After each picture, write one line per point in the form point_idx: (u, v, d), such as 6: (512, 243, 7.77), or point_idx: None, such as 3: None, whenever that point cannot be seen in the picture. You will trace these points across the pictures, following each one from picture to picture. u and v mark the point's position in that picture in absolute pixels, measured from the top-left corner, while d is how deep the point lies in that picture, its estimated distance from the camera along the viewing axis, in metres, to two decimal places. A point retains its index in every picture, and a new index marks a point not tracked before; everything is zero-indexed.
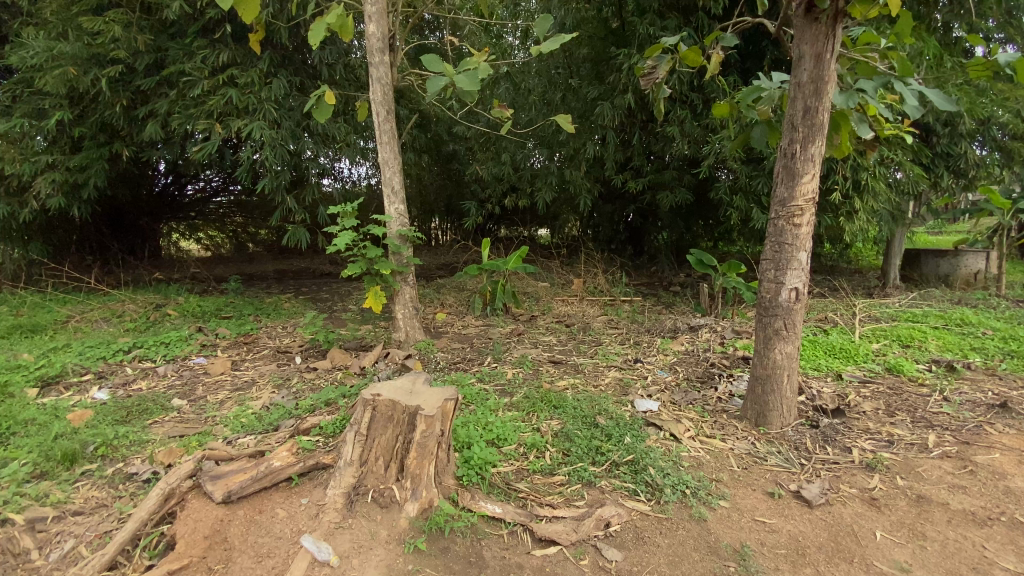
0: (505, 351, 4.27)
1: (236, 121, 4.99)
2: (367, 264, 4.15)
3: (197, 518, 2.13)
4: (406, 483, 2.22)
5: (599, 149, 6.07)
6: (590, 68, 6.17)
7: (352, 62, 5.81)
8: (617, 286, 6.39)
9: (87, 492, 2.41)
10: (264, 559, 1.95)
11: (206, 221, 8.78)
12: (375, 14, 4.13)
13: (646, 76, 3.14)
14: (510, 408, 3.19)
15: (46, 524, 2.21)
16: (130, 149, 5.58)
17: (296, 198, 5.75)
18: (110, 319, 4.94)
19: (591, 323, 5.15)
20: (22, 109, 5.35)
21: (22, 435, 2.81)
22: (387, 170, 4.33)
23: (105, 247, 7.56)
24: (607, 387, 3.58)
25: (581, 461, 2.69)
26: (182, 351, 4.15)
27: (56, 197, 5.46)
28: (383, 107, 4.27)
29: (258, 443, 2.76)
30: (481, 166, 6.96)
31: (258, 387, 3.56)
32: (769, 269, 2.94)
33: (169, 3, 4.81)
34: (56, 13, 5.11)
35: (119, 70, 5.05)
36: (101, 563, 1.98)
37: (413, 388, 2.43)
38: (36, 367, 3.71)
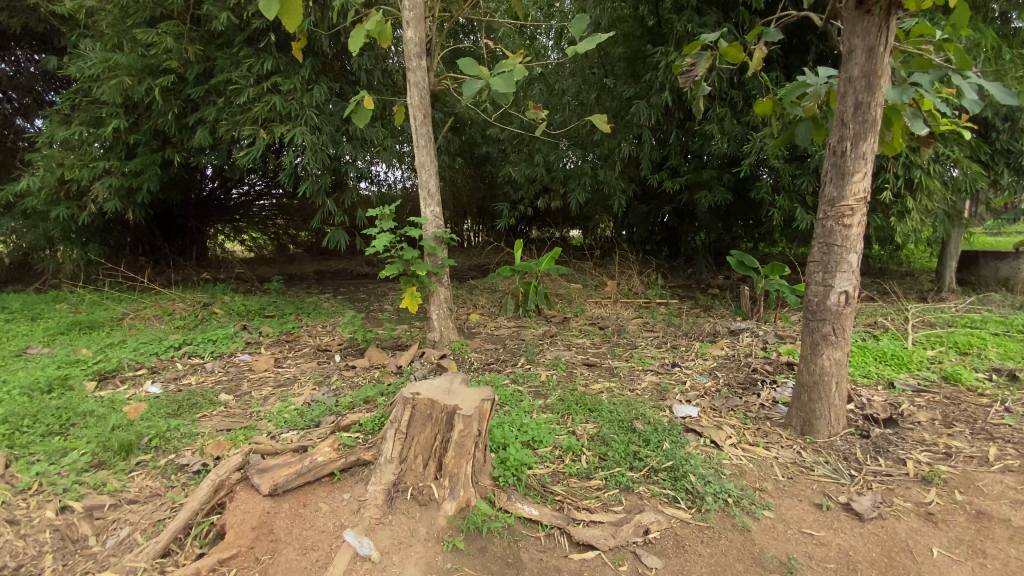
0: (539, 352, 4.26)
1: (279, 127, 5.16)
2: (404, 265, 4.21)
3: (245, 509, 2.19)
4: (444, 481, 2.24)
5: (634, 149, 5.99)
6: (625, 68, 6.10)
7: (389, 67, 5.94)
8: (653, 288, 6.28)
9: (142, 481, 2.53)
10: (308, 552, 2.00)
11: (250, 223, 9.13)
12: (413, 19, 4.19)
13: (685, 74, 3.08)
14: (545, 411, 3.17)
15: (103, 511, 2.33)
16: (180, 155, 5.85)
17: (336, 201, 5.90)
18: (162, 317, 5.19)
19: (626, 326, 5.07)
20: (82, 119, 5.68)
21: (83, 426, 2.98)
22: (424, 173, 4.39)
23: (157, 249, 7.96)
24: (644, 392, 3.51)
25: (618, 466, 2.64)
26: (229, 348, 4.31)
27: (113, 201, 5.78)
28: (420, 111, 4.33)
29: (300, 438, 2.83)
30: (514, 167, 6.98)
31: (300, 384, 3.67)
32: (817, 271, 2.82)
33: (218, 14, 5.04)
34: (114, 27, 5.42)
35: (171, 79, 5.31)
36: (155, 550, 2.07)
37: (451, 388, 2.45)
38: (94, 362, 3.93)
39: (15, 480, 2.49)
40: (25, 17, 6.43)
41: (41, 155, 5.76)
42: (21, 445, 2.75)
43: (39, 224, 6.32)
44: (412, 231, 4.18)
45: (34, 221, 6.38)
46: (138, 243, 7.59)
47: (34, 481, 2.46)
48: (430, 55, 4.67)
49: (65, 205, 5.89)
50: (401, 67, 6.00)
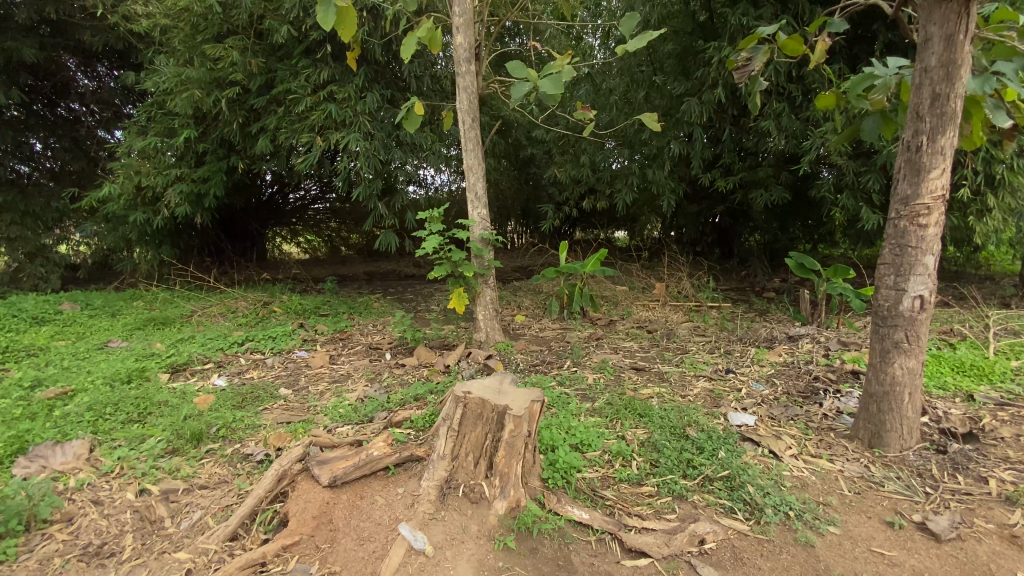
0: (586, 355, 4.21)
1: (334, 133, 5.38)
2: (452, 266, 4.27)
3: (307, 498, 2.29)
4: (495, 480, 2.25)
5: (684, 147, 5.84)
6: (674, 65, 5.97)
7: (438, 73, 6.07)
8: (703, 291, 6.10)
9: (211, 468, 2.69)
10: (365, 543, 2.06)
11: (306, 227, 9.59)
12: (463, 25, 4.25)
13: (741, 69, 2.97)
14: (594, 414, 3.13)
15: (178, 495, 2.49)
16: (243, 162, 6.19)
17: (387, 204, 6.07)
18: (226, 315, 5.51)
19: (676, 330, 4.94)
20: (157, 130, 6.11)
21: (159, 414, 3.21)
22: (472, 176, 4.45)
23: (221, 251, 8.47)
24: (697, 398, 3.40)
25: (671, 473, 2.57)
26: (288, 345, 4.52)
27: (183, 206, 6.18)
28: (469, 115, 4.39)
29: (355, 432, 2.93)
30: (559, 168, 6.92)
31: (353, 381, 3.81)
32: (888, 274, 2.65)
33: (279, 28, 5.31)
34: (185, 43, 5.81)
35: (236, 91, 5.63)
36: (224, 534, 2.20)
37: (501, 388, 2.46)
38: (168, 356, 4.22)
39: (100, 463, 2.70)
40: (107, 37, 7.00)
41: (121, 164, 6.25)
42: (105, 430, 2.98)
43: (119, 227, 6.85)
44: (460, 232, 4.23)
45: (115, 224, 6.91)
46: (205, 245, 8.08)
47: (116, 465, 2.66)
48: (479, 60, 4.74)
49: (141, 210, 6.36)
50: (449, 73, 6.13)
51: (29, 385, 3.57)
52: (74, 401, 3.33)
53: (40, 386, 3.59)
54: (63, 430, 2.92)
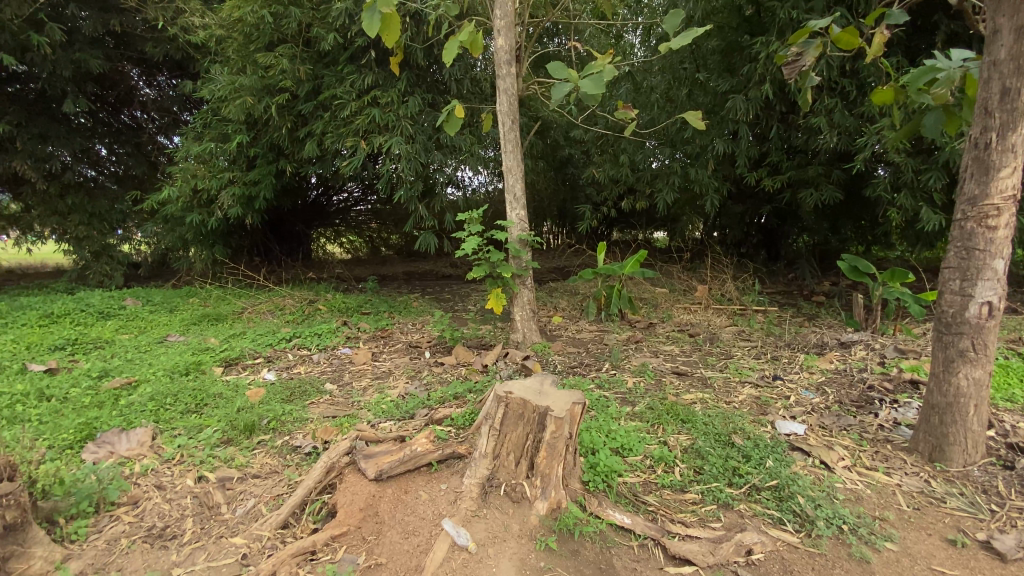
0: (625, 358, 4.16)
1: (378, 137, 5.53)
2: (490, 267, 4.30)
3: (355, 491, 2.36)
4: (536, 481, 2.26)
5: (729, 146, 5.68)
6: (719, 61, 5.82)
7: (478, 76, 6.14)
8: (748, 294, 5.92)
9: (263, 459, 2.81)
10: (410, 537, 2.11)
11: (348, 228, 9.90)
12: (503, 28, 4.29)
13: (791, 64, 2.87)
14: (634, 418, 3.09)
15: (233, 483, 2.62)
16: (292, 166, 6.43)
17: (427, 206, 6.18)
18: (275, 312, 5.75)
19: (718, 334, 4.81)
20: (212, 136, 6.43)
21: (214, 405, 3.38)
22: (511, 177, 4.47)
23: (269, 251, 8.83)
24: (742, 405, 3.31)
25: (716, 481, 2.51)
26: (332, 342, 4.68)
27: (236, 207, 6.49)
28: (509, 117, 4.42)
29: (397, 428, 3.01)
30: (597, 169, 6.84)
31: (395, 377, 3.91)
32: (953, 278, 2.50)
33: (327, 36, 5.52)
34: (239, 52, 6.09)
35: (286, 97, 5.87)
36: (277, 521, 2.30)
37: (542, 389, 2.46)
38: (222, 350, 4.44)
39: (162, 450, 2.86)
40: (167, 47, 7.42)
41: (179, 169, 6.60)
42: (166, 419, 3.16)
43: (176, 228, 7.24)
44: (499, 233, 4.26)
45: (172, 225, 7.31)
46: (254, 245, 8.45)
47: (176, 453, 2.82)
48: (519, 62, 4.77)
49: (197, 212, 6.70)
50: (489, 75, 6.18)
51: (98, 375, 3.83)
52: (138, 392, 3.54)
53: (107, 376, 3.85)
54: (128, 418, 3.11)
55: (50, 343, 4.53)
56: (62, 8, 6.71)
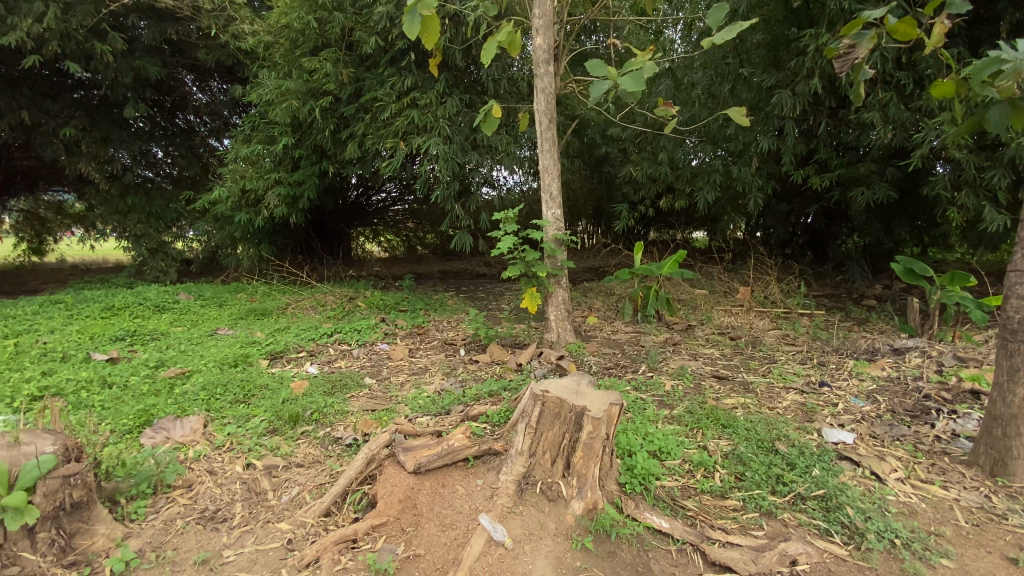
0: (662, 360, 4.08)
1: (417, 138, 5.64)
2: (525, 266, 4.30)
3: (394, 482, 2.41)
4: (572, 480, 2.25)
5: (774, 143, 5.50)
6: (764, 56, 5.63)
7: (514, 75, 6.17)
8: (793, 297, 5.70)
9: (307, 449, 2.91)
10: (448, 530, 2.15)
11: (387, 227, 10.12)
12: (542, 26, 4.28)
13: (841, 58, 2.75)
14: (672, 422, 3.03)
15: (278, 470, 2.73)
16: (334, 166, 6.62)
17: (463, 205, 6.26)
18: (316, 308, 5.96)
19: (761, 338, 4.67)
20: (259, 138, 6.70)
21: (261, 396, 3.53)
22: (547, 176, 4.46)
23: (312, 249, 9.12)
24: (786, 411, 3.20)
25: (758, 488, 2.44)
26: (371, 337, 4.80)
27: (281, 207, 6.73)
28: (546, 116, 4.41)
29: (433, 423, 3.06)
30: (635, 167, 6.74)
31: (431, 373, 3.98)
32: (1020, 282, 2.34)
33: (368, 39, 5.68)
34: (285, 57, 6.32)
35: (329, 100, 6.05)
36: (319, 510, 2.38)
37: (579, 389, 2.45)
38: (268, 343, 4.63)
39: (214, 437, 3.01)
40: (218, 53, 7.76)
41: (229, 170, 6.90)
42: (217, 408, 3.32)
43: (225, 226, 7.58)
44: (534, 232, 4.25)
45: (222, 224, 7.66)
46: (298, 243, 8.74)
47: (226, 440, 2.95)
48: (557, 61, 4.75)
49: (245, 211, 6.99)
50: (526, 75, 6.20)
51: (155, 364, 4.07)
52: (191, 381, 3.74)
53: (163, 366, 4.08)
54: (182, 406, 3.28)
55: (112, 334, 4.84)
56: (124, 18, 7.13)
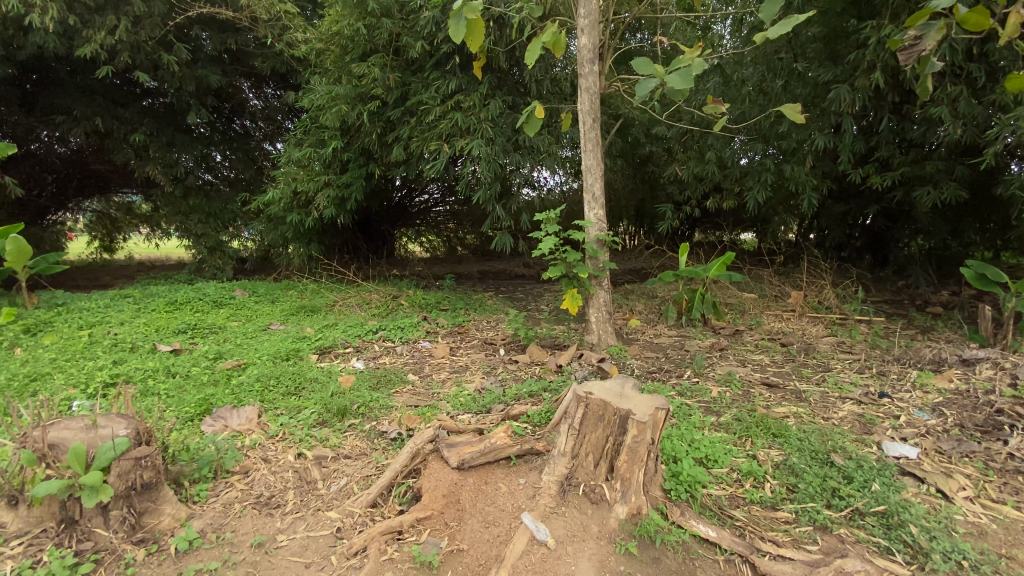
0: (708, 366, 3.97)
1: (460, 140, 5.73)
2: (566, 267, 4.27)
3: (438, 477, 2.45)
4: (616, 484, 2.22)
5: (829, 141, 5.26)
6: (820, 49, 5.39)
7: (557, 76, 6.15)
8: (849, 303, 5.43)
9: (354, 441, 3.02)
10: (491, 526, 2.17)
11: (428, 228, 10.33)
12: (587, 26, 4.25)
13: (907, 50, 2.59)
14: (719, 429, 2.94)
15: (328, 461, 2.83)
16: (380, 169, 6.81)
17: (504, 206, 6.31)
18: (362, 305, 6.15)
19: (814, 345, 4.47)
20: (310, 142, 6.97)
21: (311, 389, 3.67)
22: (590, 177, 4.42)
23: (358, 249, 9.37)
24: (842, 422, 3.05)
25: (812, 501, 2.34)
26: (414, 335, 4.91)
27: (330, 208, 6.98)
28: (590, 115, 4.37)
29: (475, 420, 3.11)
30: (680, 167, 6.58)
31: (472, 372, 4.03)
32: None
33: (414, 44, 5.82)
34: (335, 64, 6.55)
35: (377, 104, 6.23)
36: (366, 501, 2.45)
37: (623, 392, 2.42)
38: (317, 339, 4.81)
39: (268, 427, 3.15)
40: (273, 62, 8.13)
41: (282, 172, 7.21)
42: (270, 399, 3.48)
43: (278, 226, 7.91)
44: (577, 233, 4.23)
45: (274, 224, 8.02)
46: (345, 242, 8.98)
47: (280, 430, 3.09)
48: (602, 60, 4.71)
49: (296, 212, 7.29)
50: (569, 75, 6.18)
51: (213, 356, 4.31)
52: (246, 372, 3.95)
53: (221, 358, 4.32)
54: (239, 397, 3.46)
55: (175, 327, 5.16)
56: (188, 30, 7.59)
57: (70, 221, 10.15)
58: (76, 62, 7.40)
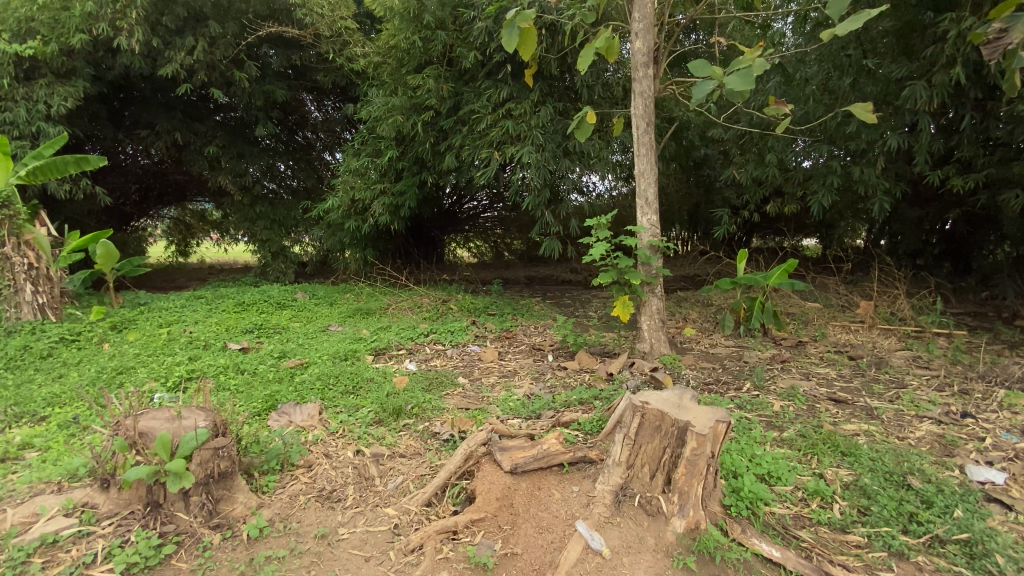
0: (769, 379, 3.79)
1: (511, 147, 5.78)
2: (617, 273, 4.22)
3: (492, 479, 2.48)
4: (673, 497, 2.17)
5: (903, 141, 4.94)
6: (892, 44, 5.07)
7: (609, 81, 6.11)
8: (926, 314, 5.05)
9: (408, 440, 3.11)
10: (544, 532, 2.18)
11: (477, 234, 10.50)
12: (642, 30, 4.20)
13: (993, 43, 2.42)
14: (782, 445, 2.81)
15: (384, 459, 2.93)
16: (432, 176, 7.00)
17: (553, 212, 6.32)
18: (414, 309, 6.33)
19: (886, 359, 4.17)
20: (367, 152, 7.26)
21: (368, 388, 3.82)
22: (643, 182, 4.35)
23: (410, 254, 9.63)
24: (919, 442, 2.84)
25: (886, 525, 2.19)
26: (464, 339, 5.00)
27: (384, 215, 7.23)
28: (643, 120, 4.31)
29: (525, 425, 3.13)
30: (737, 170, 6.36)
31: (520, 377, 4.06)
32: None
33: (468, 54, 5.96)
34: (392, 76, 6.80)
35: (430, 114, 6.42)
36: (422, 499, 2.52)
37: (681, 403, 2.35)
38: (373, 340, 5.00)
39: (328, 423, 3.30)
40: (334, 75, 8.53)
41: (340, 181, 7.54)
42: (330, 397, 3.64)
43: (336, 232, 8.27)
44: (629, 239, 4.17)
45: (332, 230, 8.39)
46: (397, 248, 9.25)
47: (340, 427, 3.23)
48: (657, 63, 4.64)
49: (353, 219, 7.60)
50: (621, 79, 6.13)
51: (278, 355, 4.56)
52: (308, 371, 4.15)
53: (285, 356, 4.57)
54: (302, 394, 3.64)
55: (243, 327, 5.50)
56: (258, 48, 8.11)
57: (151, 227, 11.04)
58: (159, 81, 8.05)
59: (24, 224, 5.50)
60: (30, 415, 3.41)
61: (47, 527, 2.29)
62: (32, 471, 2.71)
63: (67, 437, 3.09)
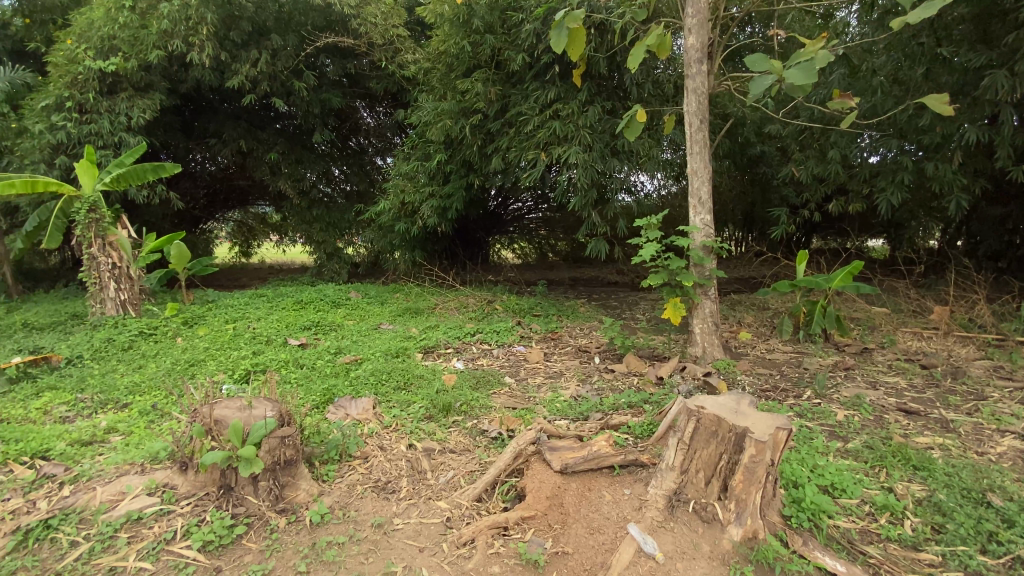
0: (831, 387, 3.61)
1: (558, 148, 5.78)
2: (668, 275, 4.14)
3: (542, 478, 2.51)
4: (729, 504, 2.11)
5: (983, 133, 4.58)
6: (971, 30, 4.71)
7: (659, 78, 6.00)
8: (1010, 321, 4.65)
9: (457, 436, 3.18)
10: (596, 533, 2.18)
11: (522, 235, 10.56)
12: (696, 25, 4.09)
13: None
14: (846, 456, 2.67)
15: (435, 454, 3.01)
16: (479, 178, 7.10)
17: (600, 213, 6.26)
18: (460, 309, 6.45)
19: (963, 368, 3.88)
20: (417, 155, 7.47)
21: (417, 385, 3.93)
22: (696, 181, 4.24)
23: (456, 255, 9.80)
24: (1001, 459, 2.64)
25: (963, 544, 2.05)
26: (510, 339, 5.05)
27: (433, 216, 7.41)
28: (697, 117, 4.20)
29: (573, 426, 3.13)
30: (796, 168, 6.08)
31: (567, 378, 4.06)
32: None
33: (516, 57, 6.02)
34: (441, 81, 6.96)
35: (478, 116, 6.52)
36: (473, 495, 2.58)
37: (738, 408, 2.29)
38: (422, 338, 5.14)
39: (382, 417, 3.43)
40: (386, 82, 8.82)
41: (391, 184, 7.79)
42: (383, 392, 3.78)
43: (386, 234, 8.54)
44: (681, 239, 4.08)
45: (383, 231, 8.67)
46: (444, 249, 9.44)
47: (393, 421, 3.35)
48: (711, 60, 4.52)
49: (403, 220, 7.83)
50: (672, 77, 6.01)
51: (334, 351, 4.77)
52: (362, 366, 4.32)
53: (341, 352, 4.77)
54: (356, 389, 3.79)
55: (301, 324, 5.79)
56: (315, 58, 8.51)
57: (218, 229, 11.79)
58: (227, 92, 8.60)
59: (109, 227, 6.01)
60: (115, 402, 3.73)
61: (133, 505, 2.51)
62: (118, 453, 2.97)
63: (148, 422, 3.37)
